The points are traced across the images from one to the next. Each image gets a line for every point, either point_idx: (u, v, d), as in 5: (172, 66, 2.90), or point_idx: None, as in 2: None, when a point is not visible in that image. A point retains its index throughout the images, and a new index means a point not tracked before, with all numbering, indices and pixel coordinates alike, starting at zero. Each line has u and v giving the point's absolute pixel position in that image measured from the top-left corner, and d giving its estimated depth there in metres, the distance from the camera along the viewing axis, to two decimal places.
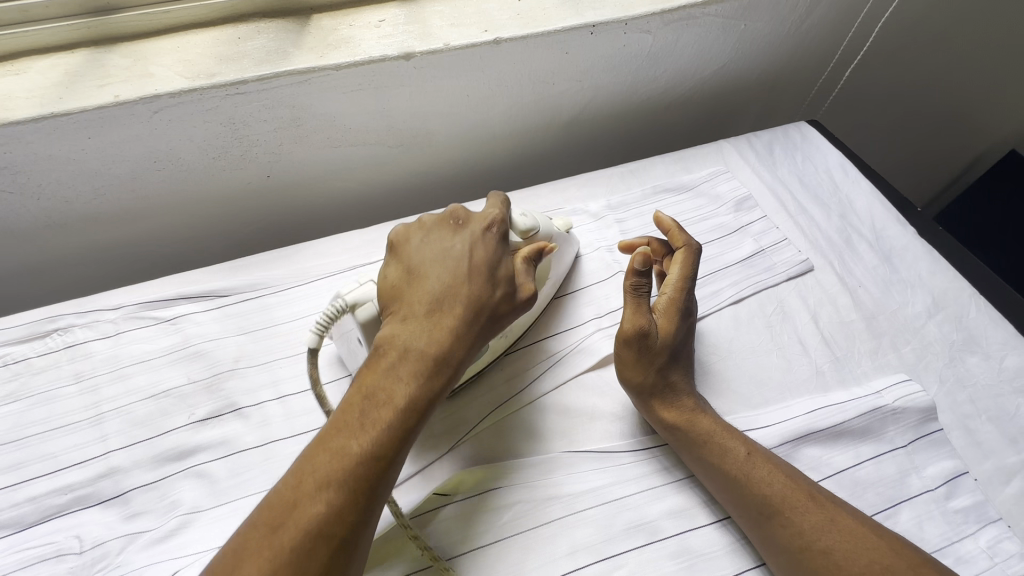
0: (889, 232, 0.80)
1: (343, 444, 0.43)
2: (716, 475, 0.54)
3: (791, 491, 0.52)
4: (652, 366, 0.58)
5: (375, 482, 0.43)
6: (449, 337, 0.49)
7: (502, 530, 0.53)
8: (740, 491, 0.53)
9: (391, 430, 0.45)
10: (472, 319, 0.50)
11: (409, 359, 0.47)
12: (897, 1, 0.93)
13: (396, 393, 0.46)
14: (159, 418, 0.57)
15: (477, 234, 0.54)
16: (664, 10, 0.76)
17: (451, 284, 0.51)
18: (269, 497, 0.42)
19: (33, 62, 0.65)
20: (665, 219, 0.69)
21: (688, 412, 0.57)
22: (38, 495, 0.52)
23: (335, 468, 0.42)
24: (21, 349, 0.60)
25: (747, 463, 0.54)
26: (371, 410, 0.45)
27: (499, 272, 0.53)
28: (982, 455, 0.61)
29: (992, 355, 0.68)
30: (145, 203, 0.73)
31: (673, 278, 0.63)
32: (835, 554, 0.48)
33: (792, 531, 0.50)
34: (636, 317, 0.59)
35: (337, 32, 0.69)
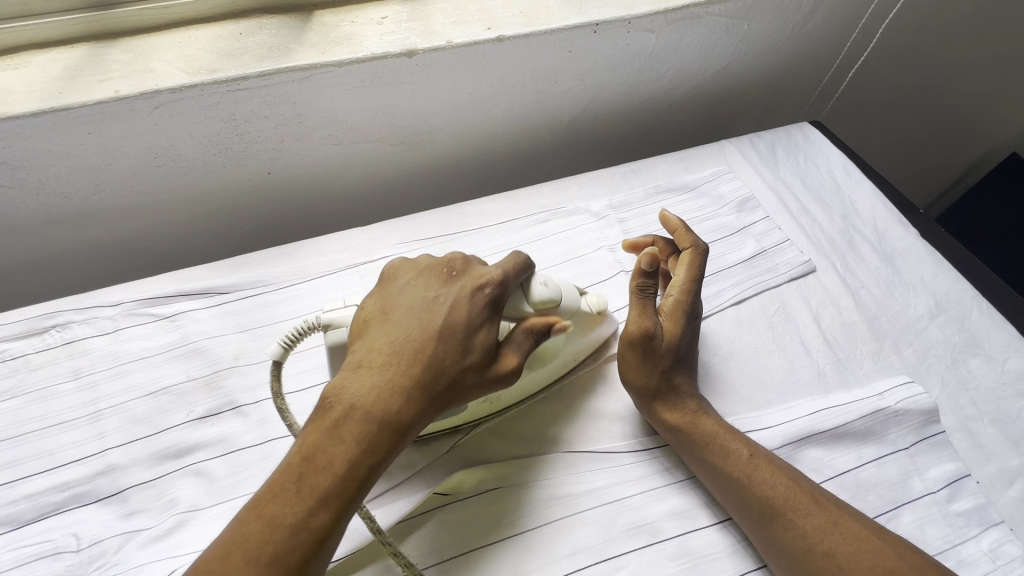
0: (891, 233, 0.80)
1: (278, 515, 0.40)
2: (717, 478, 0.54)
3: (793, 493, 0.52)
4: (654, 369, 0.58)
5: (303, 560, 0.40)
6: (409, 405, 0.45)
7: (501, 531, 0.52)
8: (741, 493, 0.52)
9: (330, 503, 0.41)
10: (436, 385, 0.46)
11: (360, 428, 0.43)
12: (900, 4, 0.93)
13: (341, 461, 0.42)
14: (158, 416, 0.57)
15: (464, 289, 0.50)
16: (667, 9, 0.76)
17: (421, 344, 0.47)
18: (197, 561, 0.39)
19: (33, 56, 0.64)
20: (672, 219, 0.69)
21: (690, 416, 0.57)
22: (35, 493, 0.52)
23: (264, 539, 0.39)
24: (20, 346, 0.60)
25: (750, 464, 0.53)
26: (308, 476, 0.42)
27: (477, 337, 0.48)
28: (984, 457, 0.61)
29: (995, 357, 0.68)
30: (144, 200, 0.73)
31: (678, 281, 0.63)
32: (836, 558, 0.48)
33: (792, 534, 0.50)
34: (642, 320, 0.58)
35: (339, 28, 0.69)
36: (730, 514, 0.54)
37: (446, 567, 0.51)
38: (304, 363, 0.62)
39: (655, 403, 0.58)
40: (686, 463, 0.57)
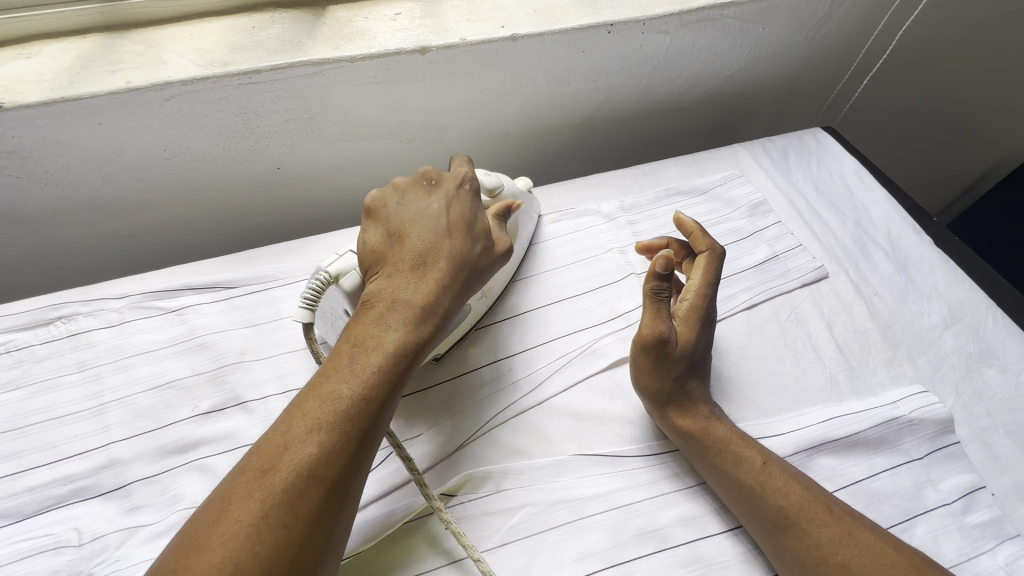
0: (905, 240, 0.79)
1: (335, 388, 0.43)
2: (727, 485, 0.53)
3: (808, 503, 0.51)
4: (669, 371, 0.57)
5: (368, 424, 0.43)
6: (438, 287, 0.50)
7: (509, 533, 0.52)
8: (753, 500, 0.51)
9: (384, 374, 0.45)
10: (458, 270, 0.51)
11: (394, 305, 0.48)
12: (917, 11, 0.92)
13: (386, 340, 0.46)
14: (163, 410, 0.56)
15: (454, 192, 0.55)
16: (682, 11, 0.75)
17: (436, 240, 0.52)
18: (255, 447, 0.41)
19: (45, 46, 0.64)
20: (687, 222, 0.68)
21: (703, 419, 0.56)
22: (37, 485, 0.51)
23: (326, 414, 0.42)
24: (24, 337, 0.59)
25: (764, 472, 0.53)
26: (359, 355, 0.45)
27: (479, 229, 0.55)
28: (1000, 469, 0.60)
29: (1010, 367, 0.67)
30: (153, 192, 0.72)
31: (692, 283, 0.62)
32: (852, 569, 0.47)
33: (807, 543, 0.49)
34: (655, 326, 0.57)
35: (352, 24, 0.68)
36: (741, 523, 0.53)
37: (449, 570, 0.50)
38: (311, 359, 0.61)
39: (668, 407, 0.57)
40: (698, 470, 0.56)
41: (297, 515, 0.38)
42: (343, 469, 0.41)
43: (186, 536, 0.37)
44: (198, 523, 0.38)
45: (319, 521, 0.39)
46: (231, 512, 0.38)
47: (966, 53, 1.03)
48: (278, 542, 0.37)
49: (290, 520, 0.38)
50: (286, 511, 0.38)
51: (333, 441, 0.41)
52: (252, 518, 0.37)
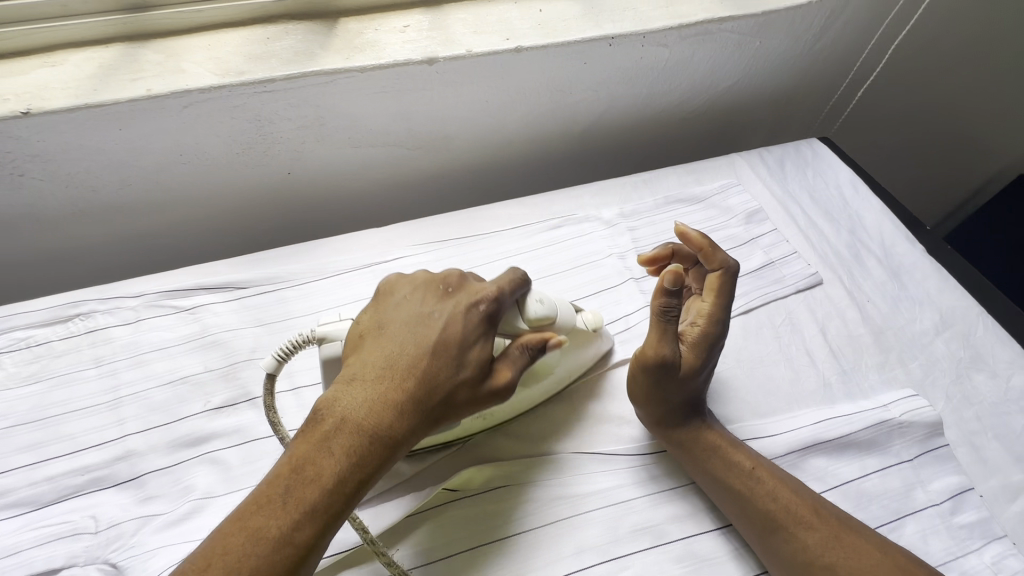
0: (898, 248, 0.81)
1: (262, 526, 0.40)
2: (716, 489, 0.55)
3: (795, 506, 0.52)
4: (671, 392, 0.57)
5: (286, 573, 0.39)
6: (399, 418, 0.45)
7: (508, 528, 0.53)
8: (740, 504, 0.53)
9: (315, 517, 0.41)
10: (427, 397, 0.46)
11: (348, 434, 0.43)
12: (911, 24, 0.95)
13: (327, 475, 0.42)
14: (176, 404, 0.58)
15: (458, 303, 0.50)
16: (681, 24, 0.78)
17: (417, 358, 0.47)
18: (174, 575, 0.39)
19: (69, 55, 0.67)
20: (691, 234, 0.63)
21: (695, 427, 0.57)
22: (56, 475, 0.53)
23: (245, 555, 0.39)
24: (44, 333, 0.62)
25: (752, 477, 0.54)
26: (297, 488, 0.41)
27: (472, 352, 0.48)
28: (988, 472, 0.61)
29: (999, 373, 0.69)
30: (169, 195, 0.75)
31: (704, 308, 0.61)
32: (837, 570, 0.49)
33: (793, 545, 0.51)
34: (659, 350, 0.56)
35: (363, 36, 0.71)
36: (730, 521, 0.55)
37: (448, 562, 0.51)
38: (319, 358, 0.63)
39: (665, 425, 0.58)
40: (687, 471, 0.57)
41: None
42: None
43: None
44: None
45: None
46: None
47: (961, 66, 1.06)
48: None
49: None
50: None
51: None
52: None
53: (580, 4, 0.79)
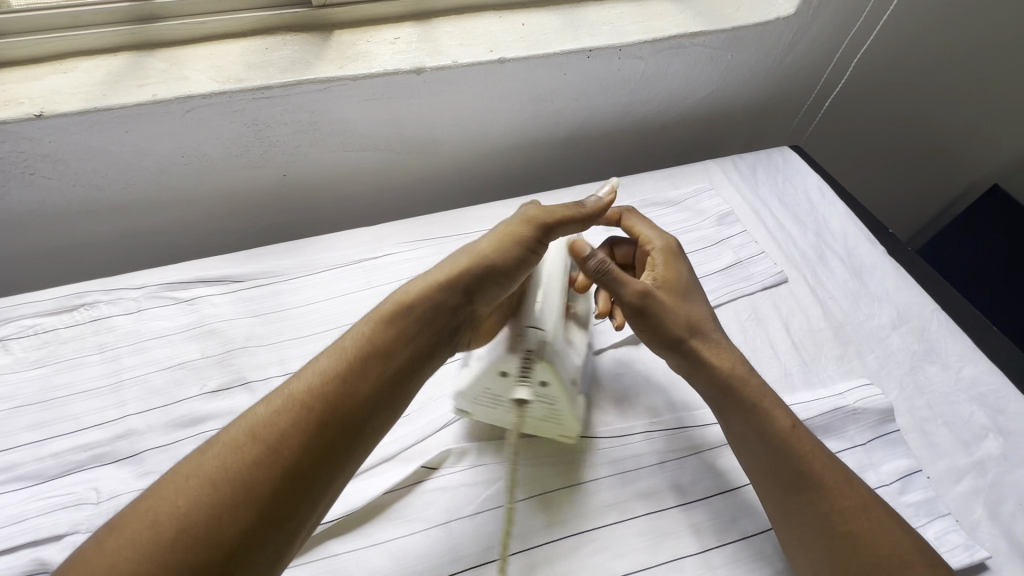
0: (859, 250, 0.86)
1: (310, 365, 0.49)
2: (753, 438, 0.56)
3: (828, 470, 0.54)
4: (686, 320, 0.62)
5: (311, 391, 0.46)
6: (434, 274, 0.54)
7: (483, 503, 0.57)
8: (774, 456, 0.55)
9: (348, 361, 0.48)
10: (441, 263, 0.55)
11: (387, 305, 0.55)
12: (874, 37, 1.01)
13: (360, 330, 0.51)
14: (174, 387, 0.62)
15: None
16: (655, 38, 0.83)
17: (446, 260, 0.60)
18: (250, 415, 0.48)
19: (80, 62, 0.71)
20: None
21: (731, 363, 0.60)
22: (60, 451, 0.57)
23: (291, 381, 0.48)
24: (51, 321, 0.66)
25: (791, 434, 0.56)
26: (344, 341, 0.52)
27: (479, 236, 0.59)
28: (936, 455, 0.65)
29: (951, 365, 0.73)
30: (171, 194, 0.79)
31: (649, 238, 0.68)
32: (856, 539, 0.51)
33: (819, 507, 0.52)
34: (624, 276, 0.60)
35: (355, 47, 0.76)
36: (756, 472, 0.56)
37: (425, 535, 0.55)
38: (310, 346, 0.67)
39: (689, 358, 0.61)
40: (725, 418, 0.59)
41: (211, 489, 0.41)
42: (274, 445, 0.43)
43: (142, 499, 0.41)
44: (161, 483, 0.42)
45: (239, 494, 0.41)
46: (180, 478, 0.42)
47: (930, 79, 1.11)
48: (200, 502, 0.40)
49: (213, 488, 0.41)
50: (209, 476, 0.42)
51: (278, 406, 0.45)
52: (196, 475, 0.42)
53: (560, 19, 0.85)
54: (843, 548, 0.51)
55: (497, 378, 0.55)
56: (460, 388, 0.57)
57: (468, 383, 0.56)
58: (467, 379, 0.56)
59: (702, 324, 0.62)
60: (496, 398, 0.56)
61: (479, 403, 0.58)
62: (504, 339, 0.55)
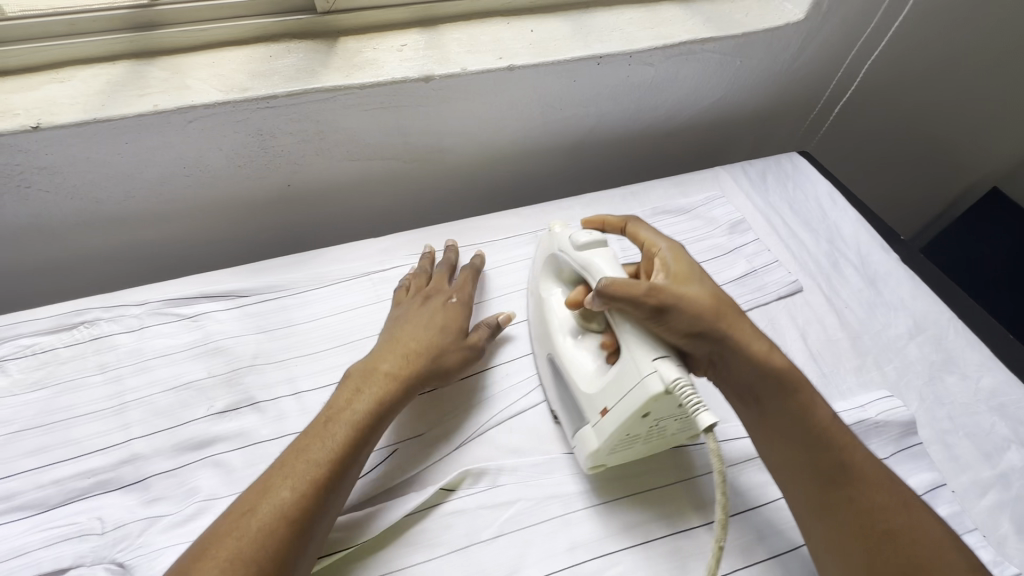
0: (873, 257, 0.85)
1: (310, 444, 0.50)
2: (792, 435, 0.54)
3: (865, 462, 0.53)
4: (710, 305, 0.56)
5: (335, 474, 0.49)
6: (393, 375, 0.57)
7: (504, 526, 0.55)
8: (810, 449, 0.53)
9: (356, 441, 0.51)
10: (406, 368, 0.58)
11: (351, 380, 0.56)
12: (887, 40, 1.00)
13: (362, 410, 0.53)
14: (180, 409, 0.60)
15: (439, 304, 0.66)
16: (667, 45, 0.82)
17: (403, 338, 0.61)
18: (257, 484, 0.47)
19: (77, 72, 0.69)
20: (597, 218, 0.69)
21: (764, 348, 0.56)
22: (62, 478, 0.54)
23: (301, 462, 0.48)
24: (50, 340, 0.63)
25: (832, 427, 0.54)
26: (335, 417, 0.52)
27: (435, 341, 0.62)
28: (959, 469, 0.64)
29: (970, 375, 0.72)
30: (172, 206, 0.77)
31: (654, 243, 0.62)
32: (896, 536, 0.48)
33: (856, 504, 0.50)
34: (621, 279, 0.55)
35: (362, 54, 0.74)
36: (791, 469, 0.53)
37: (443, 561, 0.53)
38: (320, 364, 0.65)
39: (718, 346, 0.55)
40: (762, 416, 0.56)
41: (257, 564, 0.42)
42: (304, 524, 0.45)
43: (183, 564, 0.42)
44: (196, 549, 0.43)
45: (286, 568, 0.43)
46: (217, 546, 0.42)
47: (938, 84, 1.10)
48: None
49: (256, 565, 0.42)
50: (251, 553, 0.42)
51: (303, 487, 0.47)
52: (227, 555, 0.42)
53: (569, 25, 0.84)
54: (882, 548, 0.48)
55: (640, 422, 0.52)
56: (603, 442, 0.54)
57: (611, 433, 0.53)
58: (611, 434, 0.53)
59: (725, 307, 0.57)
60: (635, 436, 0.54)
61: (622, 447, 0.55)
62: (633, 383, 0.52)
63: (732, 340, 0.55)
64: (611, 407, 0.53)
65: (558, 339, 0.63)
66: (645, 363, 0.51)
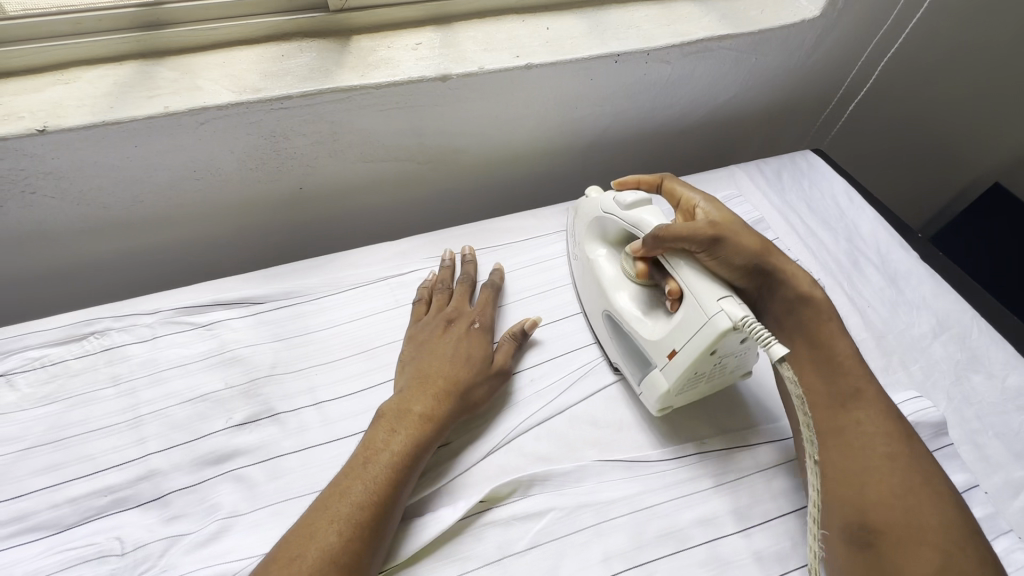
0: (893, 255, 0.84)
1: (352, 487, 0.50)
2: (819, 355, 0.60)
3: (864, 395, 0.56)
4: (759, 242, 0.62)
5: (380, 516, 0.49)
6: (427, 414, 0.56)
7: (538, 536, 0.53)
8: (834, 375, 0.58)
9: (397, 477, 0.51)
10: (437, 404, 0.57)
11: (386, 420, 0.56)
12: (902, 37, 1.01)
13: (400, 448, 0.53)
14: (198, 422, 0.58)
15: (462, 331, 0.65)
16: (684, 42, 0.81)
17: (433, 369, 0.60)
18: (296, 529, 0.47)
19: (82, 72, 0.67)
20: (631, 177, 0.72)
21: (802, 278, 0.63)
22: (77, 497, 0.52)
23: (345, 507, 0.48)
24: (59, 351, 0.61)
25: (853, 361, 0.58)
26: (373, 458, 0.52)
27: (464, 371, 0.60)
28: (990, 469, 0.64)
29: (995, 374, 0.72)
30: (181, 210, 0.75)
31: (689, 197, 0.68)
32: (890, 458, 0.52)
33: (861, 427, 0.54)
34: (676, 225, 0.59)
35: (376, 53, 0.72)
36: (819, 398, 0.58)
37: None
38: (340, 372, 0.64)
39: (761, 282, 0.62)
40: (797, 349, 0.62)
41: None
42: (351, 568, 0.45)
43: None
44: None
45: None
46: None
47: (950, 82, 1.11)
48: None
49: None
50: None
51: (348, 530, 0.47)
52: None
53: (585, 23, 0.82)
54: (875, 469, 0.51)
55: (708, 359, 0.54)
56: (674, 382, 0.56)
57: (681, 373, 0.55)
58: (682, 372, 0.55)
59: (771, 244, 0.63)
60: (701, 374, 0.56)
61: (689, 386, 0.58)
62: (699, 324, 0.54)
63: (777, 273, 0.62)
64: (679, 349, 0.55)
65: (614, 294, 0.65)
66: (711, 304, 0.53)
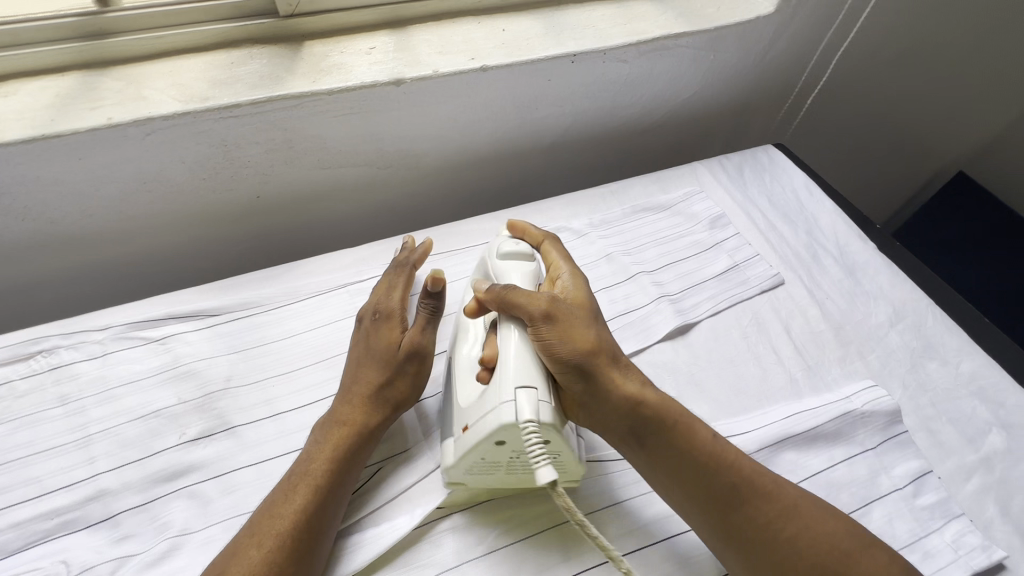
0: (851, 246, 0.86)
1: (277, 505, 0.49)
2: (674, 462, 0.51)
3: (744, 481, 0.50)
4: (593, 341, 0.52)
5: (306, 530, 0.48)
6: (348, 423, 0.54)
7: (497, 540, 0.53)
8: (703, 474, 0.51)
9: (321, 490, 0.50)
10: (352, 412, 0.55)
11: (317, 429, 0.55)
12: (858, 26, 1.00)
13: (323, 461, 0.52)
14: (149, 439, 0.57)
15: (368, 329, 0.60)
16: (639, 41, 0.81)
17: (346, 380, 0.58)
18: (231, 545, 0.47)
19: (22, 85, 0.65)
20: (519, 223, 0.65)
21: (635, 389, 0.52)
22: (21, 521, 0.51)
23: (271, 522, 0.48)
24: (4, 372, 0.59)
25: (715, 443, 0.52)
26: (299, 470, 0.52)
27: (367, 378, 0.57)
28: (944, 455, 0.65)
29: (950, 360, 0.73)
30: (134, 222, 0.73)
31: (558, 265, 0.61)
32: (796, 541, 0.48)
33: (756, 523, 0.49)
34: (522, 291, 0.53)
35: (329, 58, 0.72)
36: (693, 508, 0.51)
37: None
38: (297, 383, 0.63)
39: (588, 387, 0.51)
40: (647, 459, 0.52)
41: None
42: None
43: None
44: None
45: None
46: None
47: (907, 73, 1.12)
48: None
49: None
50: None
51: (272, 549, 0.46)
52: None
53: (542, 23, 0.82)
54: (785, 560, 0.47)
55: (497, 448, 0.48)
56: (457, 459, 0.50)
57: (463, 454, 0.49)
58: (463, 452, 0.49)
59: (608, 347, 0.54)
60: (495, 463, 0.50)
61: (481, 470, 0.51)
62: (490, 405, 0.48)
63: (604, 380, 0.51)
64: (469, 424, 0.49)
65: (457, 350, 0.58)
66: (508, 388, 0.47)
